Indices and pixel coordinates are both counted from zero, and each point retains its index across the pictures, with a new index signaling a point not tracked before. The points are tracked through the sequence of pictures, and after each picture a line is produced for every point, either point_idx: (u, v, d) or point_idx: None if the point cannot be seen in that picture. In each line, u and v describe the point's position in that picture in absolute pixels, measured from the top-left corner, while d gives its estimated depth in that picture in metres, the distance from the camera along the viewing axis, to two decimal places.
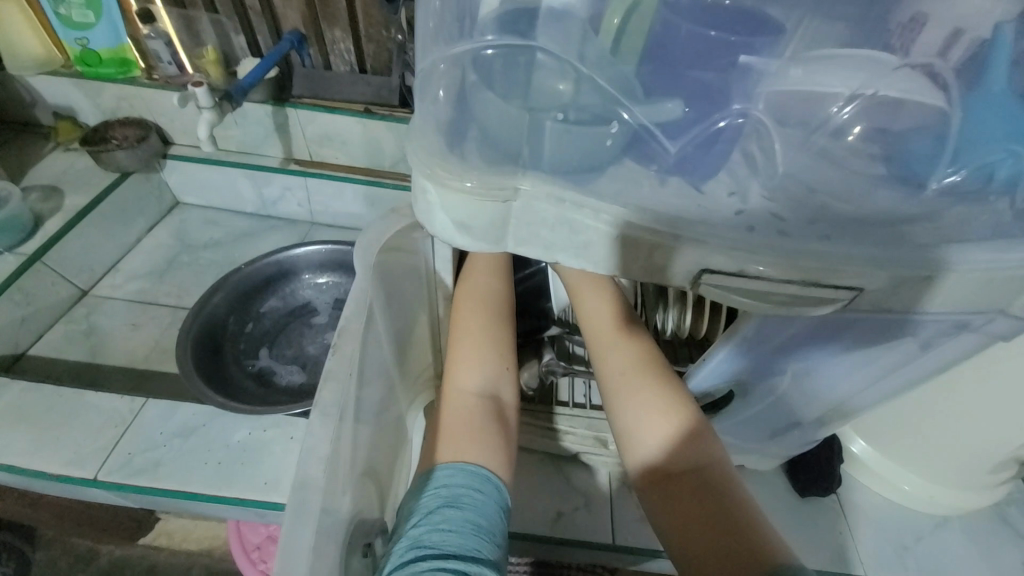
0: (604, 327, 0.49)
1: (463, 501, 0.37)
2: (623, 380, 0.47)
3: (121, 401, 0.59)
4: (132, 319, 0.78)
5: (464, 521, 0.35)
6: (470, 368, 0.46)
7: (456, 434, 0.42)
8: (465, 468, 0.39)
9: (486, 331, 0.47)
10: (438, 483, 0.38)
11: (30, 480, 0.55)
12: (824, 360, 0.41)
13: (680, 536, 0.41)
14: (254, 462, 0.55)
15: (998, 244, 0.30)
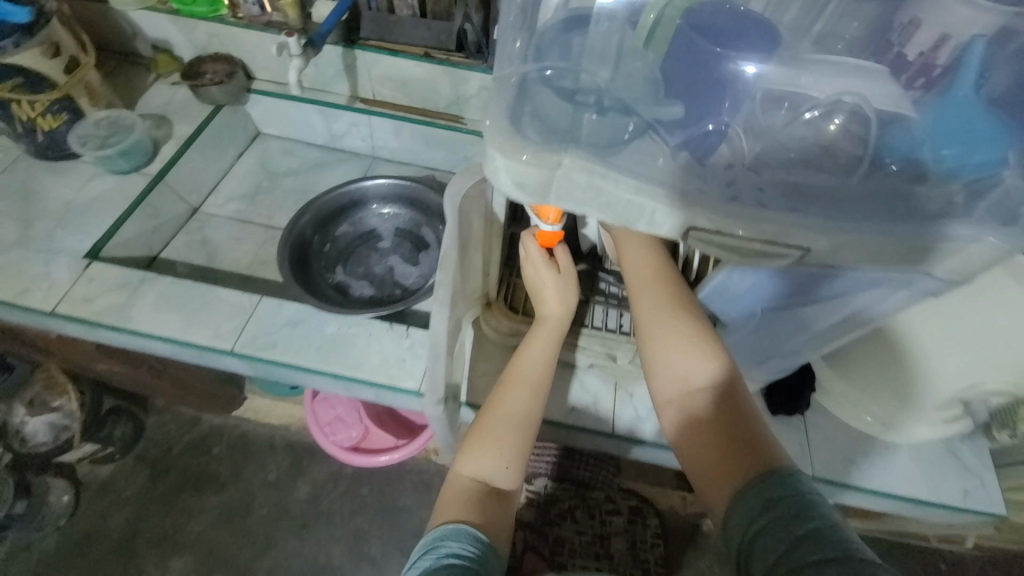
0: (648, 274, 0.60)
1: (443, 550, 0.51)
2: (657, 320, 0.58)
3: (243, 296, 0.76)
4: (235, 233, 0.95)
5: (435, 560, 0.50)
6: (482, 458, 0.60)
7: (450, 505, 0.57)
8: (447, 525, 0.54)
9: (503, 428, 0.61)
10: (426, 541, 0.53)
11: (182, 349, 0.74)
12: (846, 277, 0.46)
13: (696, 442, 0.53)
14: (344, 348, 0.74)
15: (914, 219, 0.39)
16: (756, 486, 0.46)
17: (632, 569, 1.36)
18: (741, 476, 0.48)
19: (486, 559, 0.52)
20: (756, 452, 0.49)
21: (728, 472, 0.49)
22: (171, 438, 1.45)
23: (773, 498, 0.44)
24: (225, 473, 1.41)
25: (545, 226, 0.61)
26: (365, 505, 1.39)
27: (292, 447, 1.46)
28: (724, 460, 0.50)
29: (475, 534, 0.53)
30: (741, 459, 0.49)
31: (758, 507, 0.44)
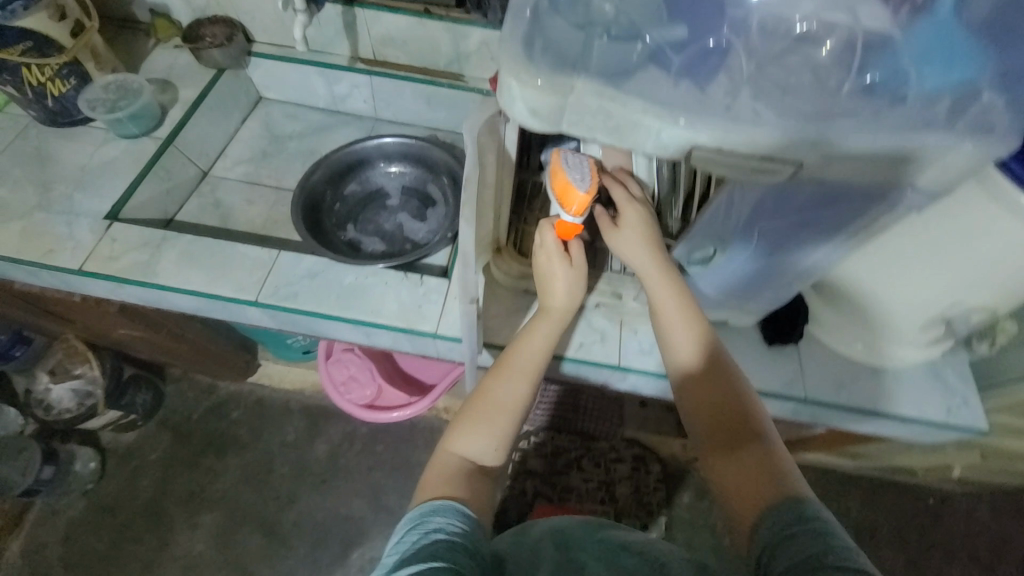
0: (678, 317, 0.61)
1: (429, 527, 0.54)
2: (687, 362, 0.60)
3: (261, 251, 0.80)
4: (246, 195, 0.98)
5: (423, 534, 0.53)
6: (473, 441, 0.64)
7: (436, 484, 0.60)
8: (433, 502, 0.57)
9: (496, 415, 0.64)
10: (411, 517, 0.56)
11: (208, 301, 0.78)
12: (815, 219, 0.55)
13: (724, 475, 0.55)
14: (362, 295, 0.77)
15: (901, 130, 0.42)
16: (778, 510, 0.49)
17: (637, 512, 1.46)
18: (765, 502, 0.51)
19: (471, 529, 0.55)
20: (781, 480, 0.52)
21: (753, 504, 0.52)
22: (190, 404, 1.51)
23: (792, 527, 0.47)
24: (244, 436, 1.47)
25: (565, 218, 0.61)
26: (381, 461, 1.46)
27: (307, 410, 1.51)
28: (749, 492, 0.53)
29: (461, 510, 0.56)
30: (766, 489, 0.52)
31: (781, 528, 0.48)
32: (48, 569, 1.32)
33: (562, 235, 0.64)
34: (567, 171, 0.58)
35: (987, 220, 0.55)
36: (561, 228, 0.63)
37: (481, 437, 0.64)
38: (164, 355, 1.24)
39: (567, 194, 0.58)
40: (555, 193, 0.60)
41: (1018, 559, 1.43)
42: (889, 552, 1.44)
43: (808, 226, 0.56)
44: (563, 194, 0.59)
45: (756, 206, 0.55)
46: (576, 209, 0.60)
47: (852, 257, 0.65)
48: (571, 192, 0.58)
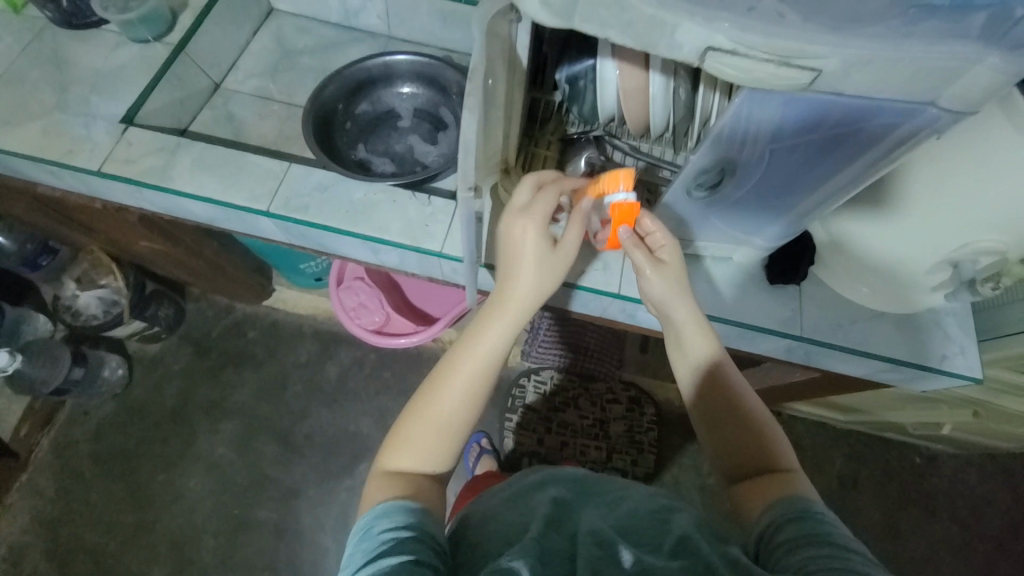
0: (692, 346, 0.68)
1: (380, 529, 0.55)
2: (701, 384, 0.68)
3: (273, 162, 0.81)
4: (258, 109, 0.97)
5: (370, 541, 0.54)
6: (414, 452, 0.62)
7: (381, 490, 0.61)
8: (378, 507, 0.58)
9: (440, 423, 0.62)
10: (361, 525, 0.57)
11: (222, 209, 0.80)
12: (835, 144, 0.54)
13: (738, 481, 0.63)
14: (371, 211, 0.79)
15: (931, 37, 0.40)
16: (783, 505, 0.56)
17: (628, 449, 1.54)
18: (773, 498, 0.57)
19: (419, 513, 0.57)
20: (788, 485, 0.59)
21: (759, 503, 0.59)
22: (209, 322, 1.58)
23: (794, 515, 0.54)
24: (259, 355, 1.55)
25: (618, 195, 0.61)
26: (387, 386, 1.53)
27: (318, 335, 1.57)
28: (758, 493, 0.60)
29: (409, 508, 0.57)
30: (775, 492, 0.58)
31: (784, 517, 0.54)
32: (82, 462, 1.45)
33: (622, 221, 0.63)
34: (592, 181, 0.65)
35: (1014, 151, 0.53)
36: (617, 210, 0.62)
37: (431, 443, 0.62)
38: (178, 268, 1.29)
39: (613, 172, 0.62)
40: (589, 196, 0.63)
41: (992, 517, 1.48)
42: (868, 500, 1.50)
43: (829, 153, 0.55)
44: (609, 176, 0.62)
45: (765, 125, 0.52)
46: (620, 184, 0.61)
47: (865, 193, 0.65)
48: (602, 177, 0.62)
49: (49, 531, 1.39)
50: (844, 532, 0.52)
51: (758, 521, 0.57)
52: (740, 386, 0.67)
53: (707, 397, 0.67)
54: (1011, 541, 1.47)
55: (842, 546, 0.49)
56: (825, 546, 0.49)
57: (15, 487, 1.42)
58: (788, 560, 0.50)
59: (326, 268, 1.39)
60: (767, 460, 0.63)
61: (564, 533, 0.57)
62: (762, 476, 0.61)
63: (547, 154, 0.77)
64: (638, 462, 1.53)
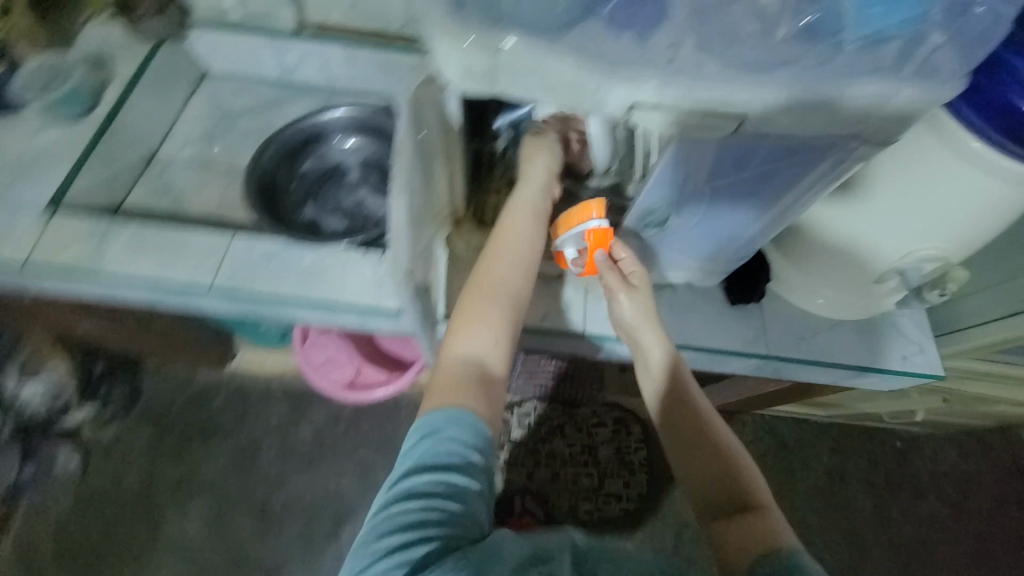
0: (668, 377, 0.67)
1: (446, 437, 0.59)
2: (679, 416, 0.66)
3: (214, 237, 0.78)
4: (197, 177, 0.94)
5: (442, 448, 0.59)
6: (472, 344, 0.64)
7: (447, 390, 0.62)
8: (447, 413, 0.60)
9: (492, 308, 0.65)
10: (425, 425, 0.60)
11: (161, 292, 0.75)
12: (773, 177, 0.55)
13: (716, 522, 0.60)
14: (322, 276, 0.76)
15: (841, 78, 0.41)
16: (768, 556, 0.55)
17: (619, 471, 1.52)
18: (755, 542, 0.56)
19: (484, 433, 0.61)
20: (768, 528, 0.58)
21: (742, 550, 0.57)
22: (170, 395, 1.50)
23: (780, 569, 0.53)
24: (227, 423, 1.47)
25: (592, 222, 0.64)
26: (367, 439, 1.47)
27: (289, 394, 1.51)
28: (741, 537, 0.57)
29: (477, 425, 0.60)
30: (756, 534, 0.57)
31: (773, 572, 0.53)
32: (38, 567, 1.33)
33: (599, 246, 0.65)
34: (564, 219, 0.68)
35: (940, 164, 0.56)
36: (592, 235, 0.64)
37: (483, 324, 0.65)
38: (125, 344, 1.26)
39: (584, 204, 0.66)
40: (565, 227, 0.66)
41: (977, 491, 1.52)
42: (859, 493, 1.51)
43: (769, 183, 0.56)
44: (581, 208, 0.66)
45: (697, 171, 0.52)
46: (592, 210, 0.64)
47: (807, 213, 0.66)
48: (574, 208, 0.65)
49: None
50: None
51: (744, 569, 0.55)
52: (716, 422, 0.66)
53: (685, 430, 0.66)
54: (998, 513, 1.50)
55: None
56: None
57: None
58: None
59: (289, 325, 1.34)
60: (746, 496, 0.61)
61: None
62: (742, 517, 0.59)
63: (497, 199, 0.76)
64: (630, 483, 1.51)
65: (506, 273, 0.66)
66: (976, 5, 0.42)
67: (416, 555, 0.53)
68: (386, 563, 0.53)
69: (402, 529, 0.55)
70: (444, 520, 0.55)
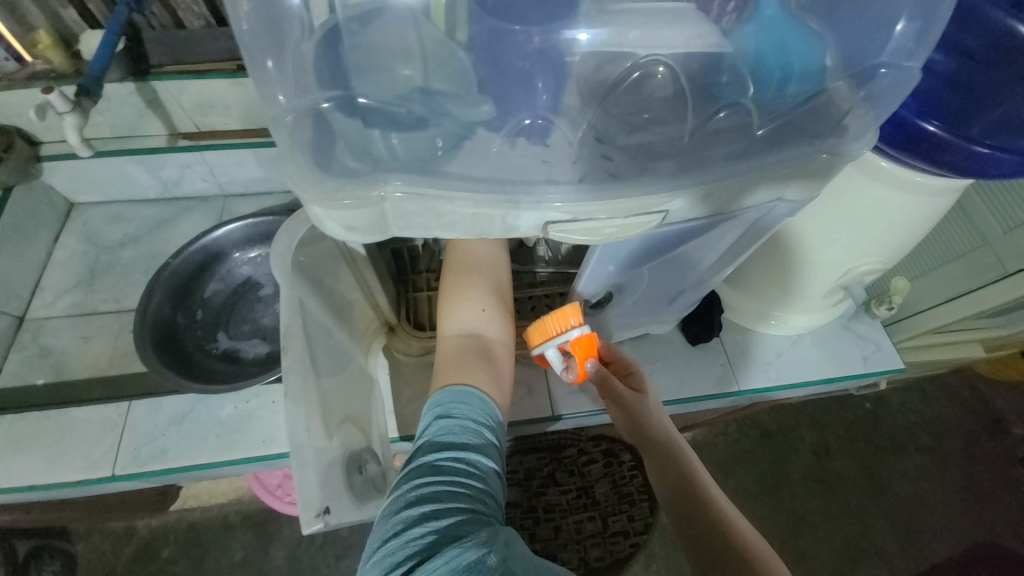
0: (666, 439, 0.57)
1: (458, 411, 0.47)
2: (688, 482, 0.54)
3: (108, 409, 0.66)
4: (82, 330, 0.82)
5: (457, 422, 0.46)
6: (465, 313, 0.57)
7: (451, 365, 0.52)
8: (455, 389, 0.49)
9: (475, 275, 0.58)
10: (433, 404, 0.48)
11: (52, 491, 0.63)
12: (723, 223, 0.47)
13: None
14: (247, 425, 0.66)
15: (751, 158, 0.39)
16: None
17: (621, 506, 1.46)
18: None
19: (497, 417, 0.50)
20: None
21: None
22: (108, 558, 1.28)
23: None
24: (185, 573, 1.29)
25: (574, 332, 0.54)
26: (349, 546, 1.33)
27: (253, 520, 1.35)
28: None
29: (489, 401, 0.50)
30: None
31: None
32: None
33: (588, 355, 0.55)
34: (533, 326, 0.57)
35: (864, 190, 0.55)
36: (577, 347, 0.54)
37: (472, 296, 0.57)
38: (44, 515, 1.11)
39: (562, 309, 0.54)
40: (540, 337, 0.55)
41: (952, 434, 1.43)
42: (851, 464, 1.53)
43: (707, 244, 0.52)
44: (558, 314, 0.54)
45: (630, 250, 0.48)
46: (572, 315, 0.54)
47: None
48: (549, 316, 0.55)
49: None
50: None
51: None
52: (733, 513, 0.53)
53: (692, 506, 0.53)
54: (983, 452, 1.42)
55: None
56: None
57: None
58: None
59: None
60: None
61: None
62: None
63: (430, 294, 0.70)
64: (634, 515, 1.45)
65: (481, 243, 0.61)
66: (879, 67, 0.40)
67: (435, 532, 0.38)
68: (414, 534, 0.38)
69: (415, 507, 0.40)
70: (467, 495, 0.41)
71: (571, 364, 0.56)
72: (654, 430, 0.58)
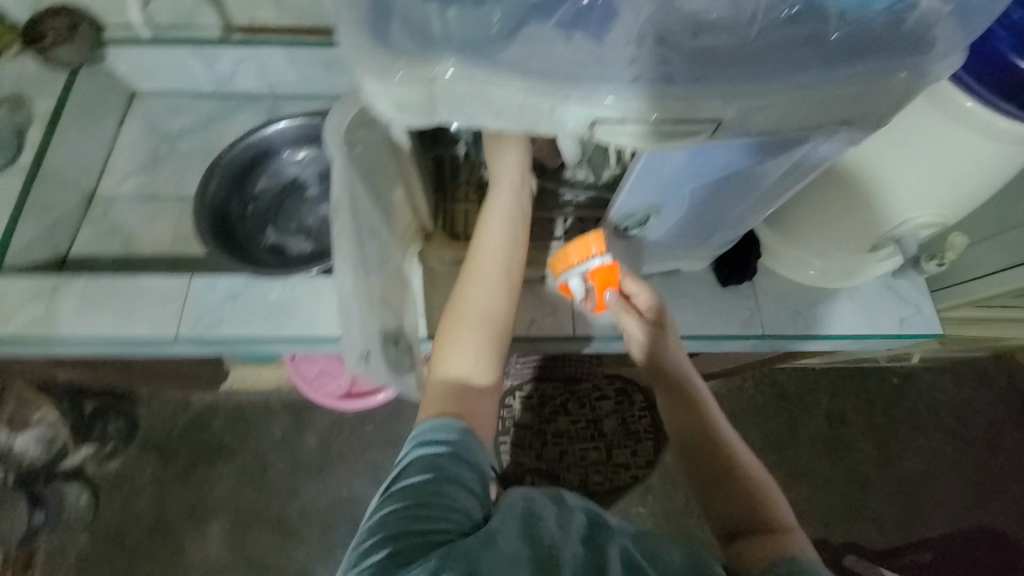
0: (670, 358, 0.60)
1: (435, 440, 0.51)
2: (685, 398, 0.58)
3: (172, 280, 0.72)
4: (147, 212, 0.88)
5: (431, 451, 0.50)
6: (458, 356, 0.56)
7: (434, 405, 0.54)
8: (435, 425, 0.52)
9: (476, 319, 0.57)
10: (417, 431, 0.52)
11: (125, 346, 0.71)
12: (773, 148, 0.46)
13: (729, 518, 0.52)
14: (292, 308, 0.71)
15: (822, 69, 0.37)
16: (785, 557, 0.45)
17: (626, 442, 1.53)
18: (776, 554, 0.46)
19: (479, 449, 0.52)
20: (783, 536, 0.48)
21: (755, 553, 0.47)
22: (167, 422, 1.47)
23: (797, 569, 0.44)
24: (231, 444, 1.46)
25: (593, 262, 0.56)
26: (373, 441, 1.47)
27: (291, 408, 1.50)
28: (750, 538, 0.49)
29: (468, 435, 0.51)
30: (774, 552, 0.46)
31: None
32: None
33: (606, 285, 0.57)
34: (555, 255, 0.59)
35: (934, 133, 0.52)
36: (597, 278, 0.57)
37: (469, 343, 0.56)
38: (116, 376, 1.25)
39: (582, 240, 0.56)
40: (563, 267, 0.57)
41: (972, 417, 1.40)
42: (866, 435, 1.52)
43: (757, 172, 0.50)
44: (579, 245, 0.56)
45: (671, 169, 0.47)
46: (594, 245, 0.56)
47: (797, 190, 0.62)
48: (570, 245, 0.57)
49: None
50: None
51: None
52: (733, 438, 0.57)
53: (685, 419, 0.58)
54: (1004, 440, 1.39)
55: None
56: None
57: None
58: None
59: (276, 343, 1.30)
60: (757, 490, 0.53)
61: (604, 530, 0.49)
62: (758, 524, 0.50)
63: (468, 206, 0.71)
64: (638, 451, 1.52)
65: (487, 280, 0.58)
66: None
67: (392, 559, 0.44)
68: (376, 556, 0.45)
69: (381, 530, 0.47)
70: (428, 523, 0.46)
71: (592, 295, 0.59)
72: (660, 349, 0.60)
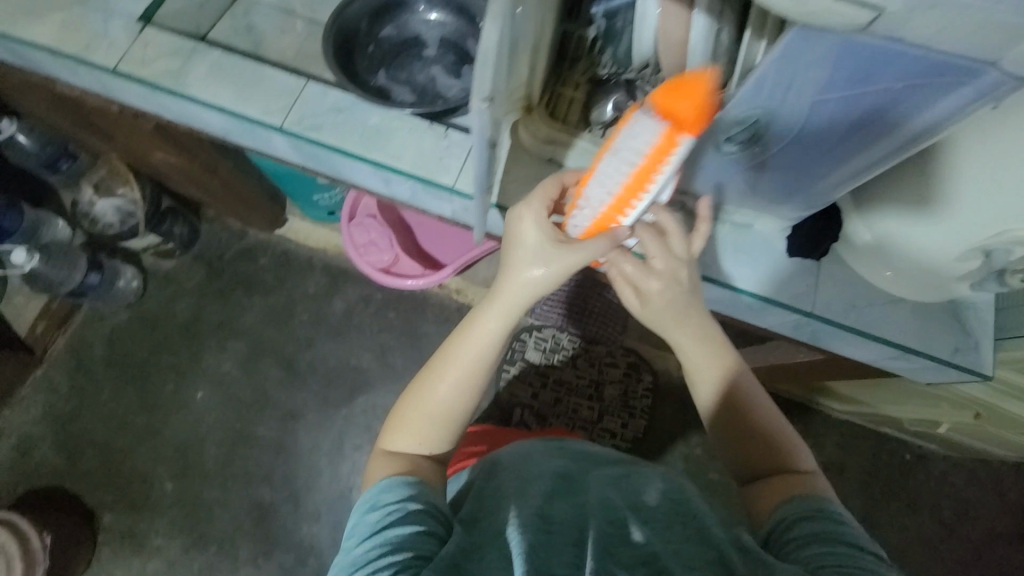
0: (709, 349, 0.68)
1: (382, 501, 0.64)
2: (720, 384, 0.70)
3: (290, 78, 0.78)
4: (279, 23, 0.94)
5: (378, 509, 0.63)
6: (410, 438, 0.70)
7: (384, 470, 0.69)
8: (384, 487, 0.66)
9: (430, 416, 0.70)
10: (366, 501, 0.66)
11: (234, 121, 0.79)
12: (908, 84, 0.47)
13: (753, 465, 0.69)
14: (384, 137, 0.76)
15: None
16: (797, 502, 0.62)
17: (620, 413, 1.55)
18: (790, 495, 0.63)
19: (420, 487, 0.66)
20: (800, 484, 0.65)
21: (769, 500, 0.65)
22: (222, 244, 1.59)
23: (811, 508, 0.61)
24: (270, 283, 1.57)
25: None
26: (391, 326, 1.55)
27: (329, 272, 1.58)
28: (769, 485, 0.66)
29: (410, 482, 0.66)
30: (789, 492, 0.64)
31: (799, 515, 0.60)
32: (95, 365, 1.49)
33: None
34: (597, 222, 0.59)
35: None
36: None
37: (419, 432, 0.70)
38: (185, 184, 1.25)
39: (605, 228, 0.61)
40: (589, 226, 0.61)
41: (972, 514, 1.36)
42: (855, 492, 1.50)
43: (880, 112, 0.51)
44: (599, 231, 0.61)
45: (801, 75, 0.48)
46: (639, 193, 0.55)
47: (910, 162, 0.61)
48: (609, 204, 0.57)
49: (59, 425, 1.45)
50: (848, 523, 0.59)
51: (769, 514, 0.63)
52: (762, 405, 0.70)
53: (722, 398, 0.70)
54: (996, 548, 1.35)
55: (851, 544, 0.56)
56: (837, 543, 0.56)
57: (30, 381, 1.47)
58: (803, 550, 0.57)
59: (340, 202, 1.37)
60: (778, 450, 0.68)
61: (562, 497, 0.68)
62: (778, 477, 0.66)
63: (575, 94, 0.73)
64: (628, 425, 1.55)
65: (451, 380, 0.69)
66: None
67: None
68: None
69: None
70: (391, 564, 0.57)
71: None
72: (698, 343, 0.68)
